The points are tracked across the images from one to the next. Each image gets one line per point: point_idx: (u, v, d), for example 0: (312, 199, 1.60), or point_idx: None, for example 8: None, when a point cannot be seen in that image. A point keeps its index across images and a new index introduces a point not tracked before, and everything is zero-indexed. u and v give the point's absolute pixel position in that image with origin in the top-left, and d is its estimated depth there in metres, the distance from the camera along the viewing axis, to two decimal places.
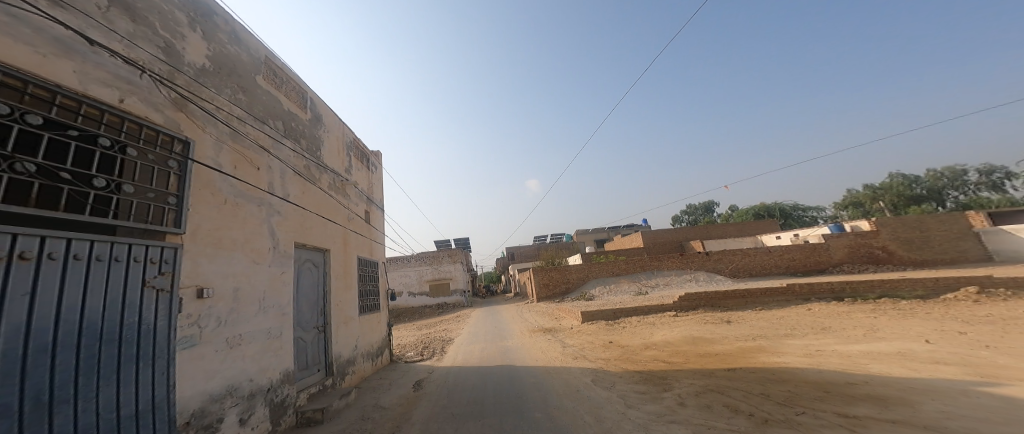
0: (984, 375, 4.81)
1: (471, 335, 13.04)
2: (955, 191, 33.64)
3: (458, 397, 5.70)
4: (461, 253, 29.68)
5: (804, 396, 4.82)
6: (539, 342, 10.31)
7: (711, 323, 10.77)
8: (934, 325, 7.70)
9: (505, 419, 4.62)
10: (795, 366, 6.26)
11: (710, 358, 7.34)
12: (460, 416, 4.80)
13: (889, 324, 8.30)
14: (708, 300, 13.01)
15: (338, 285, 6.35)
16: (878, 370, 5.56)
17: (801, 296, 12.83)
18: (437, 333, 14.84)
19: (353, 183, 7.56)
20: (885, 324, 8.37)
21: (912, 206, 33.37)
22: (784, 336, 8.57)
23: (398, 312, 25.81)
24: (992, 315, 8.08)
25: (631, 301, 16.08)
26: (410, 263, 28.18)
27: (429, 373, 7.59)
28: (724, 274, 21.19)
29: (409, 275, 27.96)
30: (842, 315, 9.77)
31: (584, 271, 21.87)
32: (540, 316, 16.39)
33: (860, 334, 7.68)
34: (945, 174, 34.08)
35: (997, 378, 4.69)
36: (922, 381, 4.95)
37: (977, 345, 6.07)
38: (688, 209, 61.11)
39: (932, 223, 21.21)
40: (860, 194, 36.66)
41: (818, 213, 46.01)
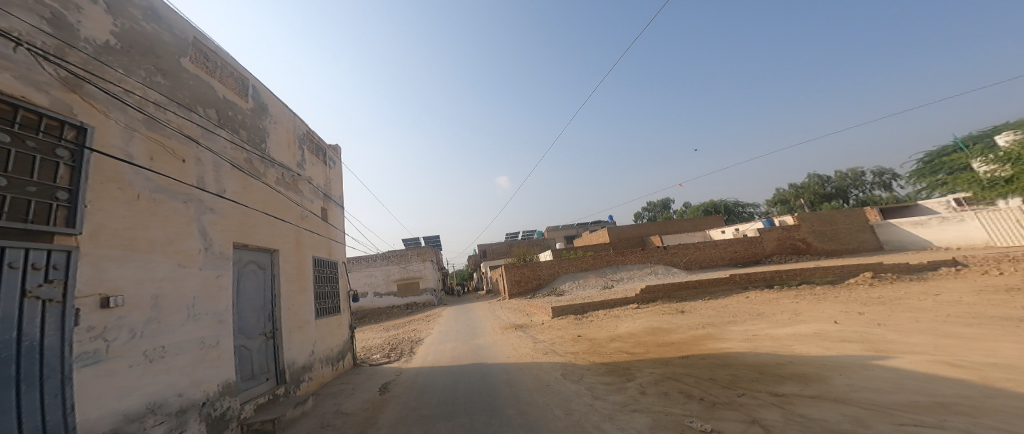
0: (878, 350, 5.50)
1: (442, 335, 12.87)
2: (856, 190, 38.05)
3: (427, 398, 5.62)
4: (432, 252, 29.08)
5: (743, 378, 5.27)
6: (510, 339, 10.41)
7: (668, 314, 11.41)
8: (841, 307, 8.69)
9: (476, 417, 4.62)
10: (736, 350, 6.80)
11: (667, 347, 7.78)
12: (430, 418, 4.73)
13: (808, 307, 9.26)
14: (665, 291, 13.75)
15: (291, 287, 6.07)
16: (799, 350, 6.20)
17: (740, 285, 13.90)
18: (406, 334, 14.52)
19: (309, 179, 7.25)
20: (804, 308, 9.33)
21: (825, 203, 37.26)
22: (730, 323, 9.26)
23: (364, 314, 25.01)
24: (882, 297, 9.27)
25: (598, 295, 16.63)
26: (376, 263, 27.24)
27: (397, 376, 7.41)
28: (679, 267, 22.48)
29: (375, 275, 26.93)
30: (772, 302, 10.76)
31: (553, 268, 22.19)
32: (510, 313, 16.50)
33: (786, 318, 8.50)
34: (849, 175, 38.50)
35: (888, 352, 5.42)
36: (831, 358, 5.58)
37: (873, 323, 6.95)
38: (651, 206, 64.13)
39: (841, 219, 23.86)
40: (786, 193, 40.18)
41: (753, 209, 50.15)
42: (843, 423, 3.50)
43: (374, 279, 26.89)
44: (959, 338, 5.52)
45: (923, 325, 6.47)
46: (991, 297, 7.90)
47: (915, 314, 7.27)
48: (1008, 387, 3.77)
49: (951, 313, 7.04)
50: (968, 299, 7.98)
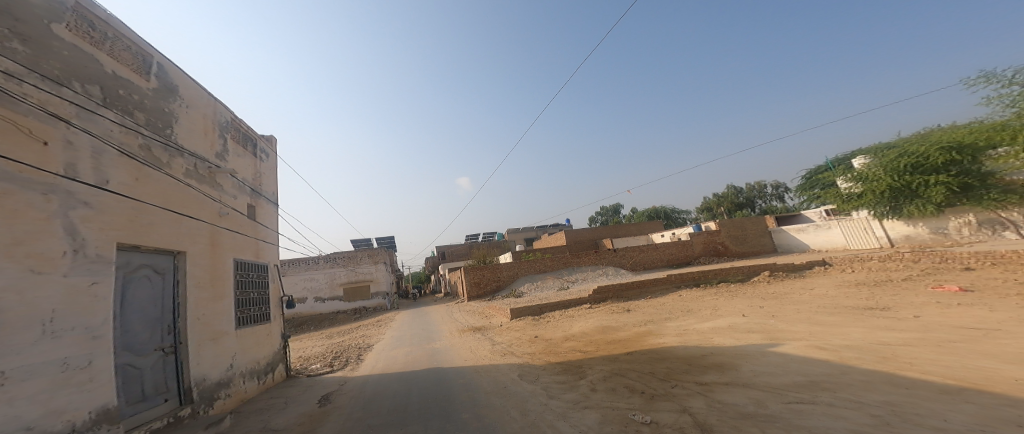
0: (771, 338, 6.40)
1: (396, 339, 12.55)
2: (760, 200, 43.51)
3: (377, 407, 5.55)
4: (384, 253, 28.24)
5: (677, 370, 5.83)
6: (465, 342, 10.40)
7: (617, 312, 12.14)
8: (747, 302, 9.89)
9: (431, 423, 4.63)
10: (670, 345, 7.49)
11: (616, 344, 8.31)
12: (382, 427, 4.67)
13: (724, 303, 10.42)
14: (615, 291, 14.56)
15: (202, 295, 5.51)
16: (717, 342, 6.99)
17: (675, 284, 15.12)
18: (353, 340, 13.93)
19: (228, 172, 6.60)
20: (721, 304, 10.49)
21: (739, 211, 41.90)
22: (667, 319, 10.10)
23: (306, 320, 23.47)
24: (774, 292, 10.71)
25: (556, 296, 17.16)
26: (319, 266, 25.74)
27: (342, 385, 7.15)
28: (626, 268, 23.86)
29: (316, 279, 25.40)
30: (696, 299, 11.96)
31: (511, 269, 22.39)
32: (468, 316, 16.46)
33: (709, 313, 9.49)
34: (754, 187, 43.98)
35: (780, 339, 6.33)
36: (738, 348, 6.39)
37: (769, 315, 8.04)
38: (606, 211, 67.11)
39: (750, 226, 26.91)
40: (710, 201, 44.40)
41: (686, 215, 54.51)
42: (752, 404, 4.06)
43: (315, 283, 25.35)
44: (824, 325, 6.62)
45: (802, 315, 7.63)
46: (845, 291, 9.42)
47: (804, 306, 8.50)
48: (858, 363, 4.63)
49: (817, 304, 8.37)
50: (831, 292, 9.56)
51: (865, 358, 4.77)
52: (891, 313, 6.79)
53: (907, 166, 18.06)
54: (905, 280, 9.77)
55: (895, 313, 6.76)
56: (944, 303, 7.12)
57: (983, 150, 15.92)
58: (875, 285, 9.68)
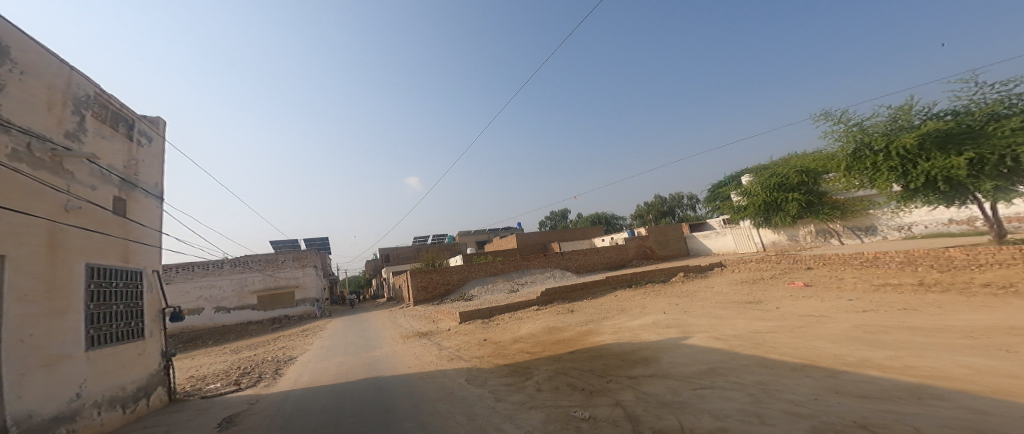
0: (684, 331, 7.73)
1: (326, 350, 11.67)
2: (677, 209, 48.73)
3: (299, 425, 4.53)
4: (310, 255, 26.70)
5: (612, 367, 6.67)
6: (403, 350, 10.05)
7: (561, 313, 13.18)
8: (668, 300, 11.51)
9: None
10: (607, 342, 8.51)
11: (559, 344, 9.10)
12: None
13: (650, 302, 11.97)
14: (561, 293, 15.62)
15: (29, 310, 3.49)
16: (644, 337, 8.14)
17: (612, 285, 16.62)
18: (268, 353, 12.47)
19: (87, 156, 4.51)
20: (648, 302, 12.02)
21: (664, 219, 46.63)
22: (605, 318, 11.23)
23: (213, 332, 20.91)
24: (689, 290, 12.59)
25: (506, 298, 17.84)
26: (224, 273, 23.12)
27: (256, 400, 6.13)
28: (571, 270, 25.39)
29: (221, 287, 22.72)
30: (629, 299, 13.51)
31: (464, 272, 22.66)
32: (417, 320, 16.31)
33: (638, 312, 10.87)
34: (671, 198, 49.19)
35: (690, 333, 7.60)
36: (659, 342, 7.58)
37: (683, 312, 9.47)
38: (553, 216, 69.65)
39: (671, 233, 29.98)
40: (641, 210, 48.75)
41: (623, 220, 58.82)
42: (668, 393, 4.79)
43: (219, 291, 22.63)
44: (719, 319, 8.09)
45: (705, 310, 9.14)
46: (736, 288, 11.32)
47: (708, 302, 10.10)
48: (742, 350, 5.85)
49: (713, 301, 10.07)
50: (724, 289, 11.43)
51: (746, 345, 6.05)
52: (763, 306, 8.47)
53: (775, 185, 21.74)
54: (772, 278, 11.83)
55: (765, 305, 8.49)
56: (795, 295, 9.05)
57: (821, 176, 20.11)
58: (753, 282, 11.73)
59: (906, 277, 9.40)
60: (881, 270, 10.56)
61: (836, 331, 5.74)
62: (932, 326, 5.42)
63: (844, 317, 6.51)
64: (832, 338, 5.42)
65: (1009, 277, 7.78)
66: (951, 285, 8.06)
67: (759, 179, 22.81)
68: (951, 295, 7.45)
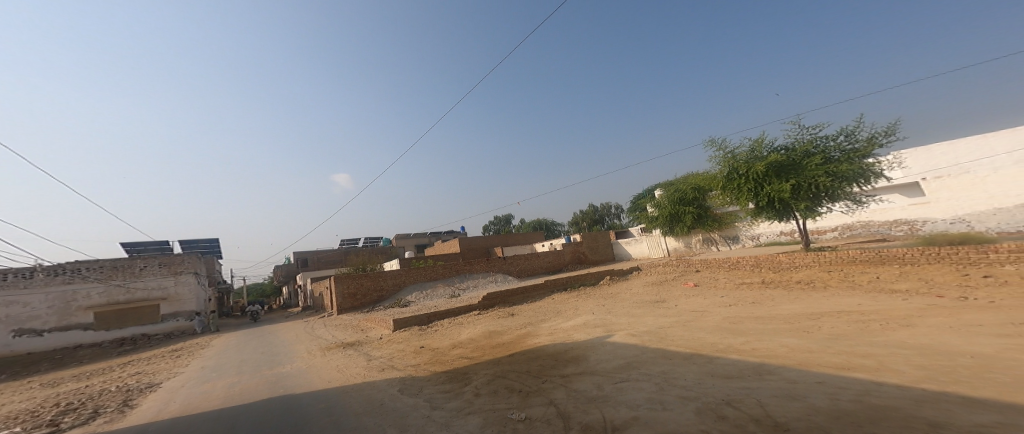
0: (610, 330, 8.36)
1: (213, 369, 9.92)
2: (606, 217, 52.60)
3: None
4: (175, 259, 21.68)
5: (548, 366, 6.55)
6: (313, 366, 8.94)
7: (500, 317, 13.38)
8: (597, 302, 12.40)
9: None
10: (543, 342, 8.76)
11: (499, 347, 9.07)
12: None
13: (582, 304, 12.75)
14: (502, 297, 15.89)
15: None
16: (576, 336, 8.60)
17: (550, 288, 17.38)
18: (112, 380, 9.93)
19: None
20: (580, 304, 12.81)
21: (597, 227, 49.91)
22: (543, 321, 11.74)
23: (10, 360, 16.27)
24: (615, 291, 13.72)
25: (445, 304, 17.66)
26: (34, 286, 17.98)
27: None
28: (512, 274, 25.92)
29: (29, 304, 17.71)
30: (565, 301, 14.26)
31: (404, 277, 22.03)
32: (345, 330, 15.24)
33: (572, 313, 11.52)
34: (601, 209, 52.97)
35: (612, 331, 8.34)
36: (589, 340, 8.02)
37: (607, 312, 10.35)
38: (495, 220, 70.15)
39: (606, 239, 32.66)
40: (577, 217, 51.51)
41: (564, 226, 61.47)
42: (595, 389, 4.81)
43: (24, 310, 17.65)
44: (633, 317, 9.02)
45: (624, 310, 10.09)
46: (648, 288, 12.62)
47: (625, 302, 11.21)
48: (649, 343, 6.58)
49: (627, 301, 11.20)
50: (637, 290, 12.72)
51: (651, 339, 6.83)
52: (666, 304, 9.67)
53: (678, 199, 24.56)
54: (673, 279, 13.36)
55: (667, 303, 9.70)
56: (687, 293, 10.48)
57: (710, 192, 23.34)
58: (660, 283, 13.20)
59: (752, 276, 11.48)
60: (738, 270, 12.48)
61: (712, 322, 6.83)
62: (770, 314, 6.75)
63: (719, 310, 7.73)
64: (709, 329, 6.40)
65: (819, 274, 9.93)
66: (779, 282, 10.09)
67: (666, 193, 25.61)
68: (785, 290, 9.28)
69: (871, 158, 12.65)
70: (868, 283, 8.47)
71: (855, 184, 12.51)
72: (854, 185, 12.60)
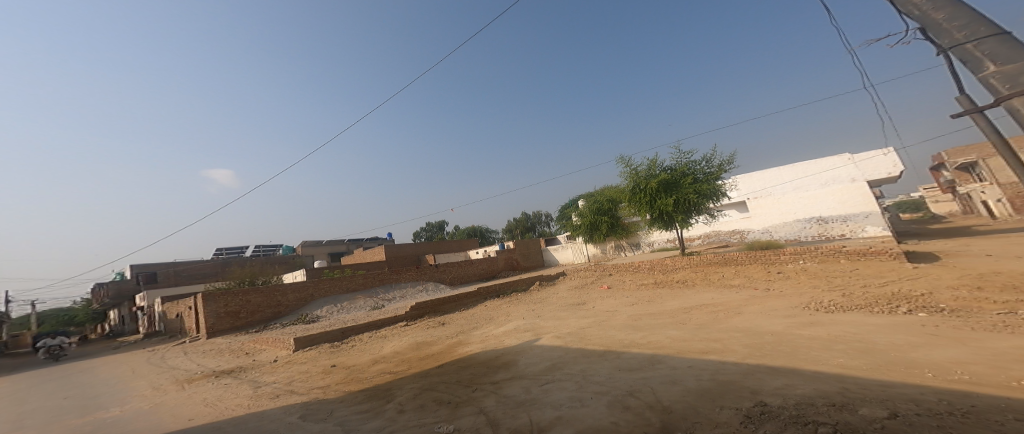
0: (539, 334, 8.69)
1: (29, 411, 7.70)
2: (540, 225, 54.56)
3: None
4: None
5: (478, 374, 6.51)
6: (167, 408, 7.01)
7: (430, 327, 13.03)
8: (527, 306, 12.79)
9: None
10: (475, 350, 8.73)
11: (427, 359, 8.84)
12: None
13: (513, 309, 13.03)
14: (432, 306, 15.48)
15: None
16: (507, 342, 8.74)
17: (484, 296, 17.46)
18: None
19: None
20: (511, 310, 13.06)
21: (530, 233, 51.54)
22: (475, 328, 11.71)
23: None
24: (544, 296, 14.33)
25: (366, 317, 16.46)
26: None
27: None
28: (445, 282, 25.43)
29: None
30: (496, 308, 14.45)
31: (306, 290, 19.57)
32: (216, 357, 12.44)
33: (502, 320, 11.71)
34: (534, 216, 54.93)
35: (541, 333, 8.74)
36: (519, 344, 8.20)
37: (536, 316, 10.84)
38: (426, 227, 68.02)
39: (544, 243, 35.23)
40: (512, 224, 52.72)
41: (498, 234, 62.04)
42: (523, 393, 4.88)
43: None
44: (557, 320, 9.55)
45: (550, 313, 10.64)
46: (571, 292, 13.44)
47: (550, 306, 11.82)
48: (570, 344, 6.98)
49: (551, 306, 11.89)
50: (561, 294, 13.47)
51: (571, 340, 7.28)
52: (585, 305, 10.45)
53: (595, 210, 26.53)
54: (591, 283, 14.42)
55: (586, 305, 10.51)
56: (604, 295, 11.46)
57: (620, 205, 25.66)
58: (582, 286, 14.16)
59: (647, 277, 13.03)
60: (637, 273, 14.02)
61: (621, 320, 7.58)
62: (660, 309, 7.78)
63: (626, 309, 8.60)
64: (617, 327, 7.09)
65: (689, 274, 11.84)
66: (667, 281, 11.56)
67: (585, 203, 27.69)
68: (667, 288, 10.67)
69: (719, 180, 16.01)
70: (715, 280, 10.47)
71: (713, 201, 15.59)
72: (711, 201, 15.74)
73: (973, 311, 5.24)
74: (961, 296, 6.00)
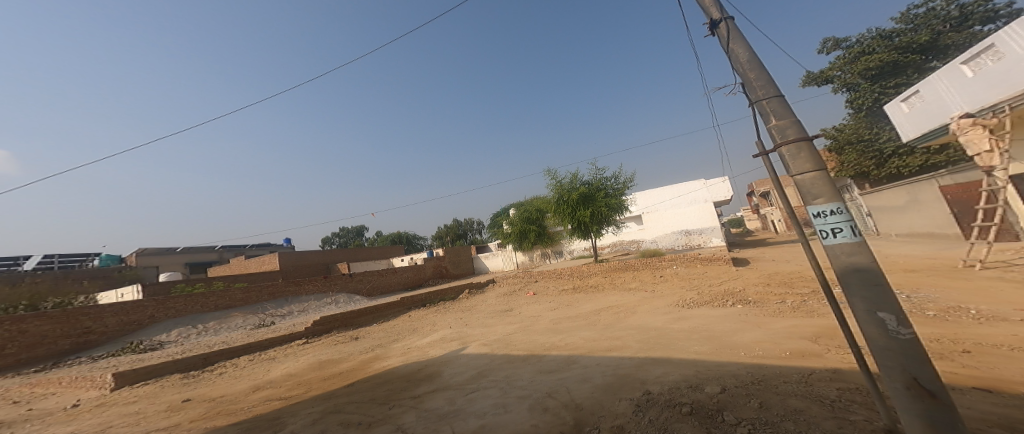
0: (464, 342, 8.70)
1: None
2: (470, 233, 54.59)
3: None
4: None
5: (398, 390, 6.08)
6: None
7: (340, 342, 11.64)
8: (453, 316, 12.64)
9: None
10: (395, 364, 8.23)
11: (333, 377, 7.65)
12: None
13: (438, 319, 12.69)
14: (342, 319, 13.97)
15: None
16: (431, 354, 8.50)
17: (406, 306, 16.76)
18: None
19: None
20: (436, 320, 12.70)
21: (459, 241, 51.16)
22: (394, 341, 10.94)
23: None
24: (471, 304, 14.32)
25: (244, 338, 11.76)
26: None
27: None
28: (361, 293, 22.24)
29: None
30: (422, 318, 13.97)
31: (137, 312, 12.19)
32: None
33: (428, 330, 11.37)
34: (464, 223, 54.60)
35: (468, 342, 8.70)
36: (445, 355, 8.04)
37: (464, 324, 10.81)
38: (340, 233, 62.54)
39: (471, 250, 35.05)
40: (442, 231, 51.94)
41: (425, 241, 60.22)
42: (446, 405, 4.77)
43: None
44: (484, 328, 9.64)
45: (478, 321, 10.75)
46: (500, 299, 13.70)
47: (478, 314, 11.88)
48: (496, 350, 7.11)
49: (479, 313, 12.00)
50: (489, 302, 13.64)
51: (497, 346, 7.41)
52: (511, 312, 10.76)
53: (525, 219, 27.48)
54: (517, 290, 14.79)
55: (513, 311, 10.84)
56: (531, 300, 11.93)
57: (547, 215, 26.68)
58: (511, 293, 14.47)
59: (567, 282, 13.87)
60: (558, 279, 14.80)
61: (543, 324, 7.98)
62: (577, 312, 8.41)
63: (548, 313, 9.07)
64: (540, 331, 7.46)
65: (600, 279, 13.00)
66: (585, 286, 12.40)
67: (516, 212, 28.09)
68: (582, 292, 11.51)
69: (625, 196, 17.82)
70: (617, 283, 11.69)
71: (619, 215, 17.38)
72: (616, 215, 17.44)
73: (763, 301, 6.58)
74: (761, 290, 7.47)
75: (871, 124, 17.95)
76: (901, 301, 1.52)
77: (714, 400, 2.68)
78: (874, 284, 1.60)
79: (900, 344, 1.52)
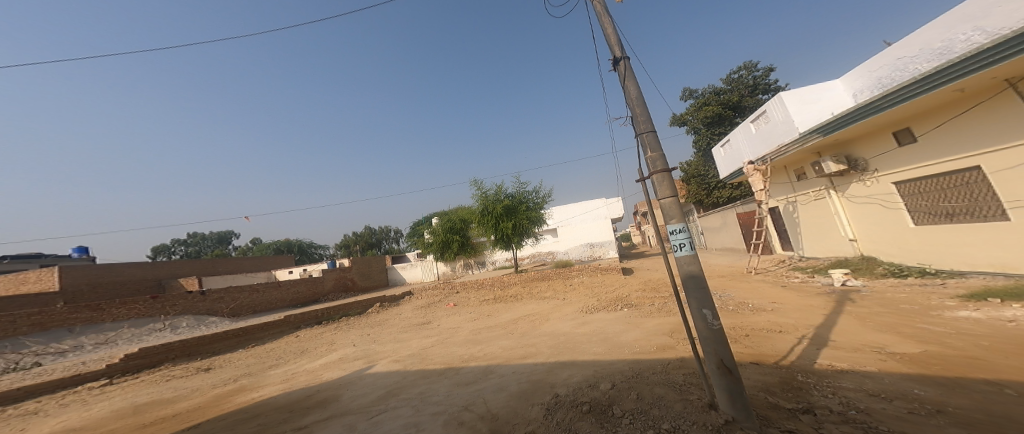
0: (369, 361, 7.82)
1: None
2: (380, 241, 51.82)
3: None
4: None
5: (272, 423, 4.70)
6: None
7: (182, 375, 8.12)
8: (357, 333, 11.37)
9: None
10: (268, 391, 6.49)
11: (168, 420, 5.28)
12: None
13: (336, 338, 11.06)
14: (183, 349, 9.89)
15: None
16: (326, 375, 7.22)
17: (293, 326, 13.10)
18: None
19: None
20: (334, 339, 11.05)
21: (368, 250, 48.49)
22: (272, 367, 8.41)
23: None
24: (378, 320, 13.12)
25: None
26: None
27: None
28: (221, 314, 15.60)
29: None
30: (316, 335, 11.89)
31: None
32: None
33: (323, 349, 9.81)
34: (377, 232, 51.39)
35: (375, 360, 7.87)
36: (343, 376, 6.91)
37: (372, 341, 9.97)
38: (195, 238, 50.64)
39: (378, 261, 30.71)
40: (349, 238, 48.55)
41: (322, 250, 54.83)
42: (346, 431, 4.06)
43: None
44: (398, 343, 9.09)
45: (390, 336, 10.12)
46: (417, 312, 13.23)
47: (391, 328, 11.20)
48: (411, 365, 6.74)
49: (392, 328, 11.20)
50: (406, 315, 13.01)
51: (413, 361, 7.07)
52: (429, 325, 10.49)
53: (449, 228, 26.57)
54: (436, 302, 14.40)
55: (431, 323, 10.59)
56: (449, 312, 11.73)
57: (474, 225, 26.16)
58: (430, 305, 14.05)
59: (493, 292, 13.77)
60: (486, 288, 14.91)
61: (463, 336, 7.96)
62: (497, 321, 8.59)
63: (469, 324, 9.09)
64: (459, 343, 7.41)
65: (522, 289, 13.37)
66: (507, 296, 12.64)
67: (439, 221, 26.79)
68: (505, 302, 11.74)
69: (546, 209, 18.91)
70: (536, 293, 12.18)
71: (539, 227, 18.33)
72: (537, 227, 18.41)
73: (642, 304, 7.58)
74: (645, 294, 8.64)
75: (707, 160, 21.90)
76: (714, 302, 2.32)
77: (606, 396, 3.01)
78: (701, 288, 2.37)
79: (712, 332, 2.34)
